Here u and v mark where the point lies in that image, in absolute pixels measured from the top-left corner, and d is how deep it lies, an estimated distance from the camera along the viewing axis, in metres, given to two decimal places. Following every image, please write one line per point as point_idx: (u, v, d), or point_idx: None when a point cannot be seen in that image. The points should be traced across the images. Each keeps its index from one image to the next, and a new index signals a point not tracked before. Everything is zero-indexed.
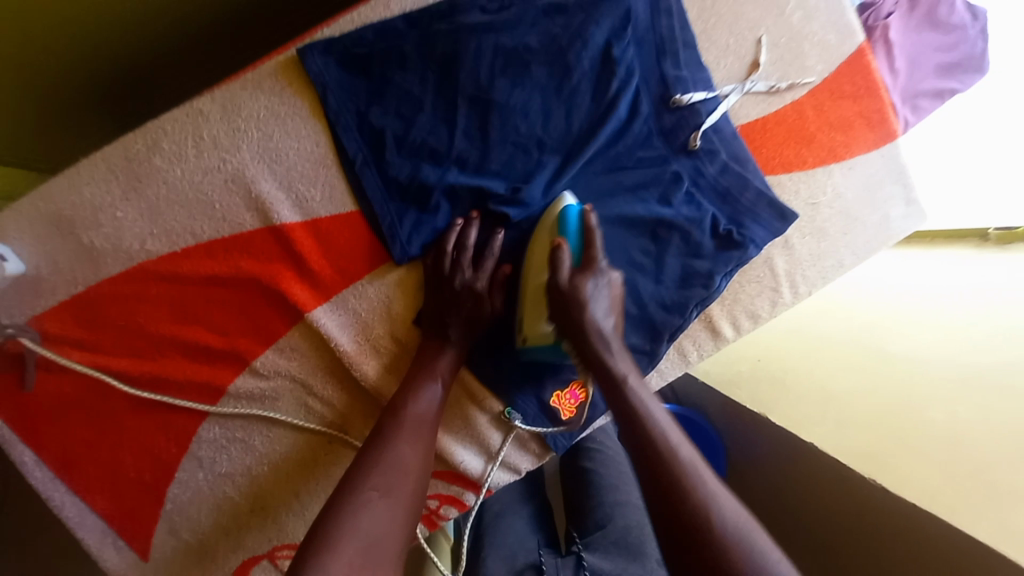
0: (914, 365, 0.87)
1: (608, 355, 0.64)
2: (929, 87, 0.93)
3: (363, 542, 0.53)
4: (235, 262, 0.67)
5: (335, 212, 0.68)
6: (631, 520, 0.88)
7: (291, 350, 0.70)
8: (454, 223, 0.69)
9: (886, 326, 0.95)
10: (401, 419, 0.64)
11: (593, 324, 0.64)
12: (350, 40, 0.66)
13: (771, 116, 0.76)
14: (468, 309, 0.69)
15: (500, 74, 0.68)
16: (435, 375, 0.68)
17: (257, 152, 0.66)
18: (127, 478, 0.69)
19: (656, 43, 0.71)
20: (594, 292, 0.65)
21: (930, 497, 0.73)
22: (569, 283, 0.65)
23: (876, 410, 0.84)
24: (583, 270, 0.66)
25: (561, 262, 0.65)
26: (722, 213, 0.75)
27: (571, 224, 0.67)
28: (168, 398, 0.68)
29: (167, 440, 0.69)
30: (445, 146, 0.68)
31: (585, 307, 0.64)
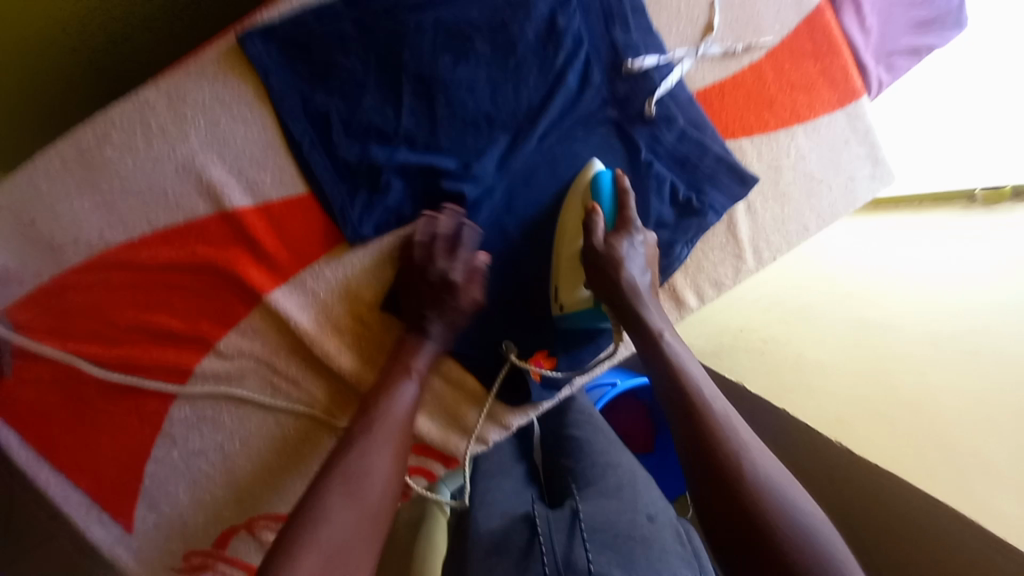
0: (886, 331, 0.87)
1: (642, 307, 0.65)
2: (904, 45, 0.89)
3: (325, 552, 0.50)
4: (192, 248, 0.69)
5: (287, 195, 0.70)
6: (624, 478, 0.87)
7: (254, 332, 0.72)
8: (426, 217, 0.70)
9: (862, 296, 0.94)
10: (373, 420, 0.61)
11: (629, 284, 0.64)
12: (289, 22, 0.66)
13: (729, 79, 0.75)
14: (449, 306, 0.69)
15: (443, 50, 0.68)
16: (411, 372, 0.66)
17: (206, 139, 0.68)
18: (106, 457, 0.73)
19: (604, 9, 0.70)
20: (630, 251, 0.66)
21: (892, 461, 0.74)
22: (604, 245, 0.65)
23: (850, 379, 0.84)
24: (618, 231, 0.66)
25: (594, 225, 0.66)
26: (681, 180, 0.74)
27: (604, 190, 0.68)
28: (138, 380, 0.71)
29: (140, 421, 0.73)
30: (392, 126, 0.69)
31: (619, 266, 0.64)
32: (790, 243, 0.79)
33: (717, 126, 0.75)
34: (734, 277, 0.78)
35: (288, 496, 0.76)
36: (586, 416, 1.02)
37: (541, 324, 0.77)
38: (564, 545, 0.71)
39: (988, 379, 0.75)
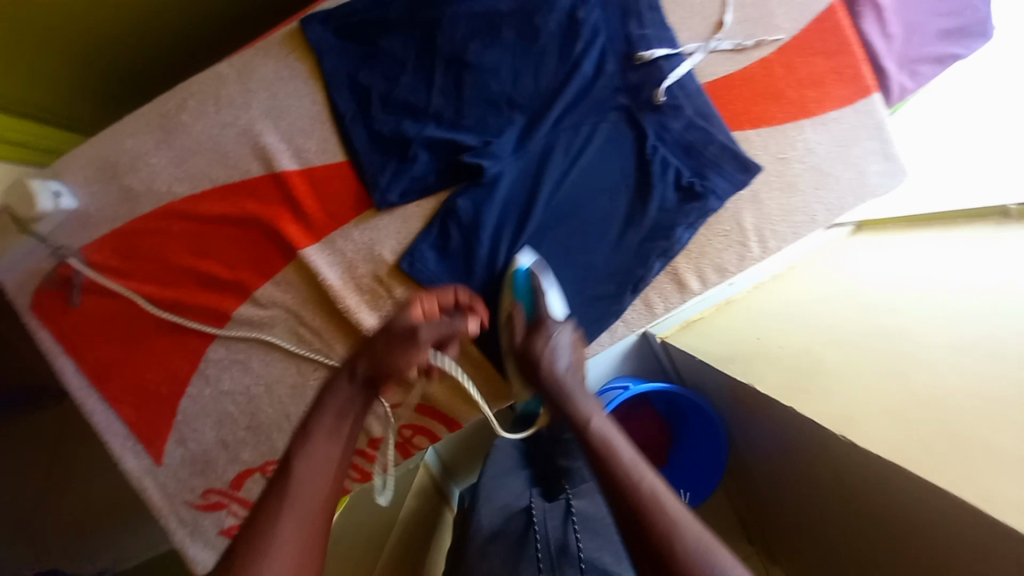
0: (909, 334, 0.74)
1: (569, 396, 0.69)
2: (930, 52, 0.90)
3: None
4: (241, 204, 0.78)
5: (327, 161, 0.78)
6: None
7: (287, 284, 0.79)
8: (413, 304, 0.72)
9: (897, 304, 0.80)
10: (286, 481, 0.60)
11: (552, 373, 0.71)
12: (344, 11, 0.76)
13: (738, 73, 0.80)
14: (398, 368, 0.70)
15: (473, 38, 0.76)
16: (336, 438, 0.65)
17: (265, 110, 0.77)
18: (148, 389, 0.81)
19: (621, 6, 0.78)
20: (548, 347, 0.72)
21: (896, 450, 0.63)
22: (524, 341, 0.74)
23: (866, 376, 0.72)
24: (535, 327, 0.74)
25: (516, 326, 0.76)
26: (686, 166, 0.79)
27: (521, 283, 0.76)
28: (185, 319, 0.79)
29: (182, 358, 0.81)
30: (423, 103, 0.77)
31: (539, 358, 0.71)
32: (796, 233, 0.81)
33: (725, 117, 0.80)
34: (738, 262, 0.80)
35: None
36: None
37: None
38: (558, 532, 0.72)
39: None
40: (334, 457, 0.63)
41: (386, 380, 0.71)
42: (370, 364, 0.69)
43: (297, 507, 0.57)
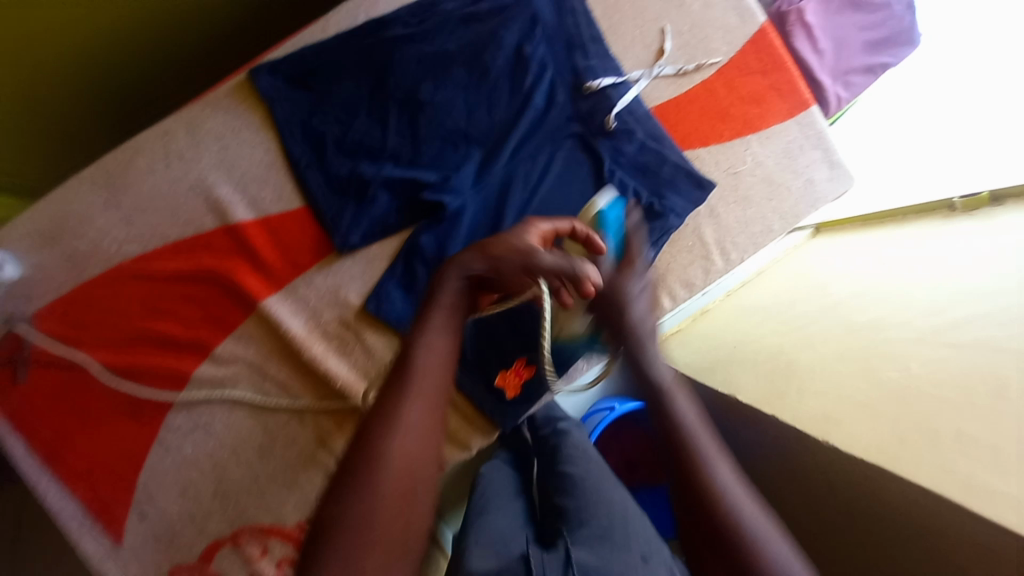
0: (877, 330, 0.84)
1: (646, 343, 0.65)
2: (860, 63, 0.96)
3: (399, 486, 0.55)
4: (196, 259, 0.75)
5: (283, 209, 0.77)
6: (616, 515, 0.79)
7: (248, 339, 0.76)
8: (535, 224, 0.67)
9: (871, 298, 0.89)
10: (407, 374, 0.60)
11: (632, 320, 0.65)
12: (292, 59, 0.75)
13: (682, 96, 0.83)
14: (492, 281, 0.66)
15: (424, 78, 0.77)
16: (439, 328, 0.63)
17: (217, 162, 0.76)
18: (105, 463, 0.76)
19: (565, 40, 0.80)
20: (636, 288, 0.67)
21: (875, 450, 0.70)
22: (612, 278, 0.66)
23: (851, 372, 0.80)
24: (624, 267, 0.67)
25: (602, 262, 0.67)
26: (644, 186, 0.80)
27: (609, 228, 0.71)
28: (138, 385, 0.75)
29: (141, 426, 0.76)
30: (379, 144, 0.77)
31: (625, 302, 0.65)
32: (755, 244, 0.83)
33: (675, 138, 0.82)
34: (704, 277, 0.82)
35: (274, 506, 0.75)
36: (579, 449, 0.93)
37: (522, 331, 0.82)
38: None
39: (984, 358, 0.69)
40: (444, 359, 0.62)
41: (489, 284, 0.67)
42: (487, 266, 0.65)
43: (421, 387, 0.59)
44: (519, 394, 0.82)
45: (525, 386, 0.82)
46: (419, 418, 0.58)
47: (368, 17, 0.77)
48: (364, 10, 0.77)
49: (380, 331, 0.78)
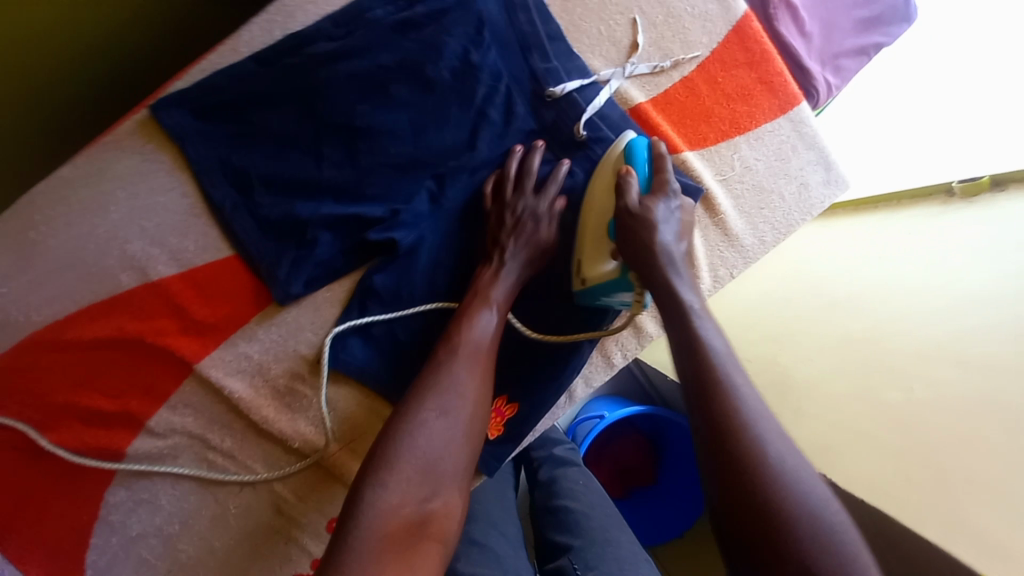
0: (876, 333, 0.82)
1: (676, 276, 0.59)
2: (850, 45, 0.88)
3: (421, 462, 0.54)
4: (116, 323, 0.67)
5: (209, 260, 0.68)
6: (625, 560, 0.85)
7: (185, 407, 0.69)
8: (516, 150, 0.69)
9: (869, 300, 0.87)
10: (456, 347, 0.61)
11: (662, 246, 0.60)
12: (200, 89, 0.65)
13: (661, 97, 0.72)
14: (529, 231, 0.67)
15: (359, 99, 0.66)
16: (491, 305, 0.64)
17: (127, 212, 0.67)
18: (57, 538, 0.67)
19: (519, 42, 0.69)
20: (663, 217, 0.62)
21: (880, 492, 0.69)
22: (640, 205, 0.62)
23: (851, 389, 0.79)
24: (653, 195, 0.63)
25: (629, 185, 0.62)
26: None
27: (639, 152, 0.65)
28: (64, 454, 0.67)
29: (92, 494, 0.68)
30: (314, 178, 0.67)
31: (653, 228, 0.60)
32: (744, 258, 0.75)
33: (654, 141, 0.71)
34: None
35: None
36: (581, 483, 0.97)
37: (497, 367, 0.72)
38: None
39: (994, 389, 0.66)
40: (491, 338, 0.63)
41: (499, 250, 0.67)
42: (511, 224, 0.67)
43: (467, 362, 0.60)
44: (502, 430, 0.72)
45: (508, 425, 0.72)
46: (492, 324, 0.64)
47: (285, 33, 0.67)
48: (280, 24, 0.67)
49: (336, 385, 0.70)
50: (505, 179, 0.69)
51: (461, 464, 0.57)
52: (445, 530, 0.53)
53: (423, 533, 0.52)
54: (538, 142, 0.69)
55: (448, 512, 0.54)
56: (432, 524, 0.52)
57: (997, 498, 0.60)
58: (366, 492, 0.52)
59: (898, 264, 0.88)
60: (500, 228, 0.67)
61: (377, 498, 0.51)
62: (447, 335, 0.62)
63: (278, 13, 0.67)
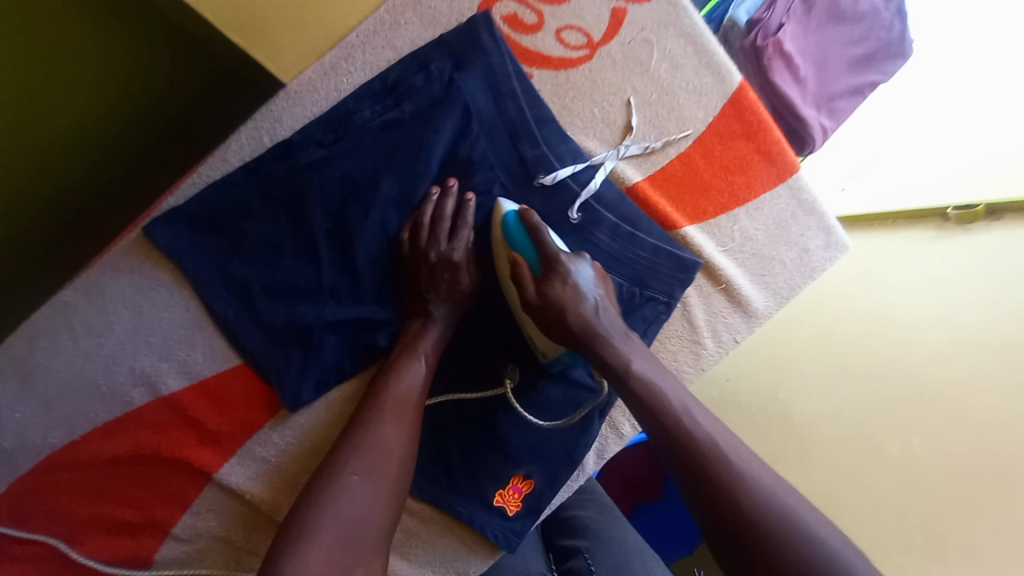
0: (879, 371, 0.85)
1: (606, 341, 0.61)
2: (844, 86, 0.88)
3: (343, 525, 0.52)
4: (135, 438, 0.67)
5: (219, 368, 0.68)
6: (633, 556, 0.82)
7: (208, 511, 0.70)
8: (431, 193, 0.66)
9: (869, 333, 0.89)
10: (382, 400, 0.61)
11: (579, 321, 0.61)
12: (192, 204, 0.64)
13: (658, 174, 0.72)
14: (446, 283, 0.66)
15: (351, 204, 0.65)
16: (417, 353, 0.64)
17: (131, 330, 0.66)
18: None
19: (508, 129, 0.67)
20: (567, 290, 0.62)
21: None
22: (540, 296, 0.63)
23: (850, 435, 0.83)
24: (546, 274, 0.63)
25: (522, 279, 0.63)
26: (624, 277, 0.70)
27: (515, 232, 0.65)
28: (97, 562, 0.67)
29: None
30: (316, 286, 0.66)
31: (559, 312, 0.62)
32: (748, 322, 0.75)
33: (651, 215, 0.71)
34: (695, 365, 0.74)
35: None
36: (588, 491, 0.95)
37: (510, 447, 0.72)
38: None
39: (991, 447, 0.68)
40: (416, 393, 0.63)
41: (419, 306, 0.66)
42: (434, 263, 0.65)
43: (395, 412, 0.60)
44: (522, 505, 0.73)
45: (527, 499, 0.73)
46: (421, 374, 0.64)
47: (273, 140, 0.66)
48: (266, 130, 0.65)
49: None
50: (419, 225, 0.66)
51: (380, 528, 0.54)
52: None
53: None
54: (452, 180, 0.66)
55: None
56: None
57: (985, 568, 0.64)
58: (284, 564, 0.48)
59: (900, 299, 0.89)
60: (418, 283, 0.66)
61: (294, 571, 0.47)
62: (376, 389, 0.62)
63: (264, 120, 0.65)
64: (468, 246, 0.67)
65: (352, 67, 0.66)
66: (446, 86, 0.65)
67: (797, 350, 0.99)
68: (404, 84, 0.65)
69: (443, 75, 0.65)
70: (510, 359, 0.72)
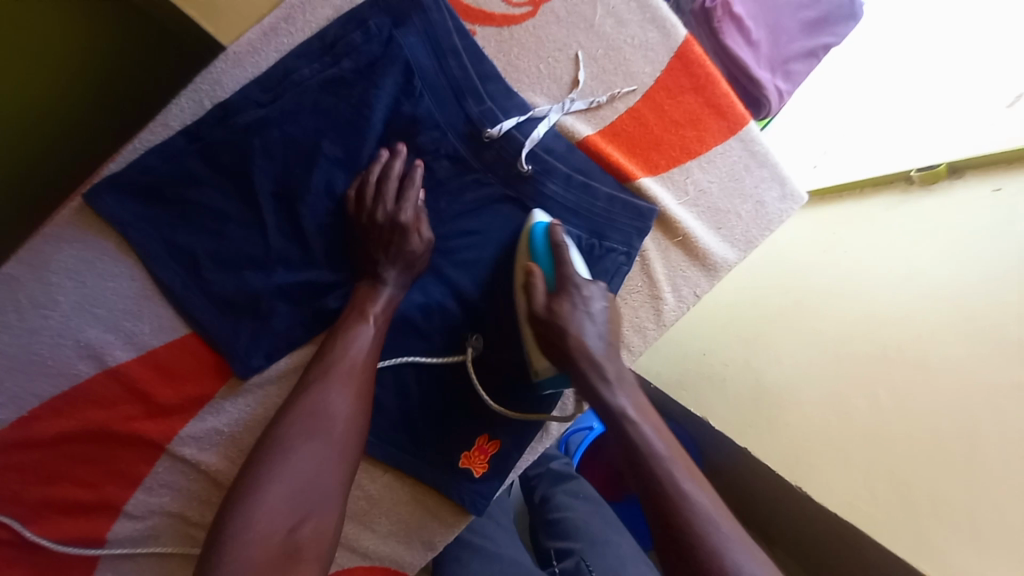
0: (843, 330, 0.84)
1: (600, 378, 0.58)
2: (798, 49, 0.89)
3: (292, 486, 0.50)
4: (82, 413, 0.65)
5: (166, 339, 0.66)
6: (627, 559, 0.82)
7: (161, 487, 0.68)
8: (379, 155, 0.66)
9: (836, 294, 0.89)
10: (329, 365, 0.59)
11: (578, 345, 0.59)
12: (133, 169, 0.64)
13: (608, 129, 0.72)
14: (398, 243, 0.64)
15: (294, 164, 0.65)
16: (365, 318, 0.63)
17: (77, 301, 0.65)
18: None
19: (451, 87, 0.67)
20: (574, 312, 0.61)
21: (850, 504, 0.72)
22: (547, 310, 0.61)
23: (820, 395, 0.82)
24: (558, 293, 0.62)
25: (535, 291, 0.63)
26: (582, 228, 0.70)
27: (539, 245, 0.66)
28: (48, 543, 0.64)
29: None
30: (262, 250, 0.65)
31: (562, 330, 0.60)
32: (709, 276, 0.74)
33: (605, 168, 0.71)
34: (657, 321, 0.73)
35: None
36: (580, 493, 0.95)
37: (472, 408, 0.71)
38: None
39: (963, 394, 0.67)
40: (365, 356, 0.61)
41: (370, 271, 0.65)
42: (386, 222, 0.64)
43: (343, 376, 0.59)
44: (488, 467, 0.71)
45: (493, 461, 0.71)
46: (369, 338, 0.62)
47: (213, 102, 0.65)
48: (206, 93, 0.65)
49: None
50: (366, 184, 0.66)
51: (335, 487, 0.53)
52: (320, 556, 0.49)
53: (295, 560, 0.48)
54: (400, 144, 0.66)
55: (320, 538, 0.50)
56: (302, 554, 0.48)
57: (954, 517, 0.63)
58: (231, 523, 0.47)
59: (868, 261, 0.88)
60: (369, 245, 0.65)
61: (240, 531, 0.47)
62: (322, 355, 0.60)
63: (204, 83, 0.65)
64: (418, 208, 0.66)
65: (293, 28, 0.67)
66: (385, 44, 0.66)
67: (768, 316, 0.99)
68: (344, 41, 0.66)
69: (382, 34, 0.66)
70: (471, 325, 0.71)
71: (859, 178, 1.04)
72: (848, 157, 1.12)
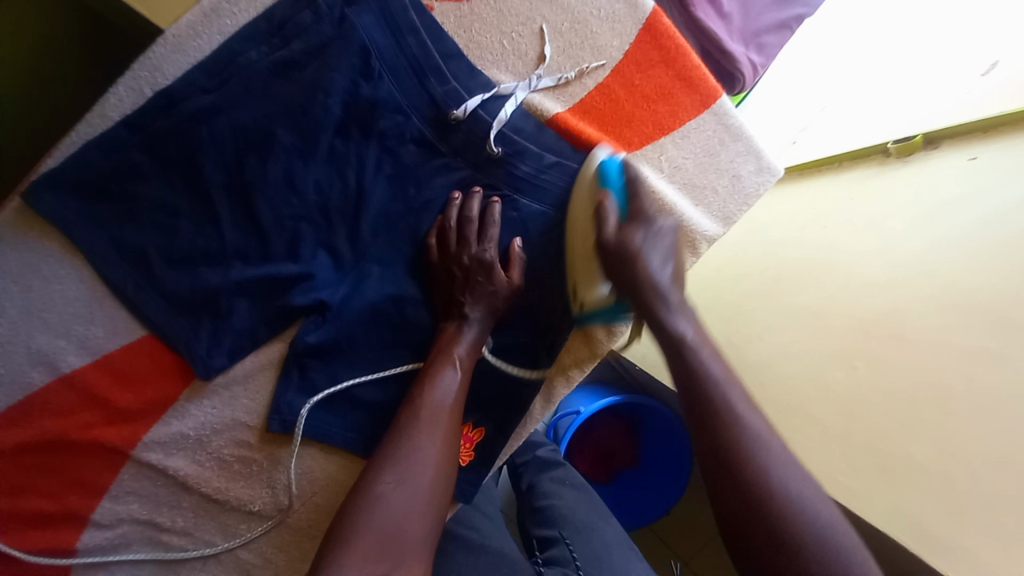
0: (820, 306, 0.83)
1: (665, 308, 0.54)
2: (771, 20, 0.86)
3: (382, 531, 0.50)
4: (40, 423, 0.61)
5: (122, 343, 0.63)
6: (612, 543, 0.83)
7: (128, 495, 0.65)
8: (453, 199, 0.67)
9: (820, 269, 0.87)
10: (418, 410, 0.58)
11: (651, 275, 0.56)
12: (73, 165, 0.60)
13: (577, 106, 0.70)
14: (481, 285, 0.65)
15: (247, 153, 0.62)
16: (452, 360, 0.62)
17: (25, 307, 0.61)
18: None
19: (411, 66, 0.65)
20: (647, 242, 0.58)
21: (830, 479, 0.72)
22: (615, 236, 0.59)
23: (796, 372, 0.81)
24: (631, 221, 0.60)
25: (606, 217, 0.61)
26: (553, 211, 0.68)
27: (613, 176, 0.63)
28: (20, 554, 0.60)
29: None
30: (217, 246, 0.63)
31: (633, 258, 0.57)
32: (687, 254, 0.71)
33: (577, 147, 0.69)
34: None
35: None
36: (565, 477, 0.95)
37: None
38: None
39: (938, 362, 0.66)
40: (453, 396, 0.60)
41: (454, 304, 0.65)
42: (469, 262, 0.65)
43: (430, 423, 0.58)
44: (474, 454, 0.69)
45: (478, 449, 0.70)
46: (455, 382, 0.61)
47: (154, 90, 0.63)
48: (147, 81, 0.63)
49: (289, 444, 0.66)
50: (446, 231, 0.67)
51: (424, 533, 0.52)
52: None
53: None
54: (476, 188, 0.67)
55: None
56: None
57: (931, 484, 0.62)
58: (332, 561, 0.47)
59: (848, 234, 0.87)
60: (453, 285, 0.65)
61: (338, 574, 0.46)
62: (410, 399, 0.60)
63: (143, 70, 0.63)
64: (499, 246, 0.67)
65: (236, 10, 0.64)
66: (337, 22, 0.63)
67: (749, 294, 0.98)
68: (293, 23, 0.63)
69: (334, 14, 0.63)
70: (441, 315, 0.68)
71: (839, 151, 1.03)
72: (826, 132, 1.11)
